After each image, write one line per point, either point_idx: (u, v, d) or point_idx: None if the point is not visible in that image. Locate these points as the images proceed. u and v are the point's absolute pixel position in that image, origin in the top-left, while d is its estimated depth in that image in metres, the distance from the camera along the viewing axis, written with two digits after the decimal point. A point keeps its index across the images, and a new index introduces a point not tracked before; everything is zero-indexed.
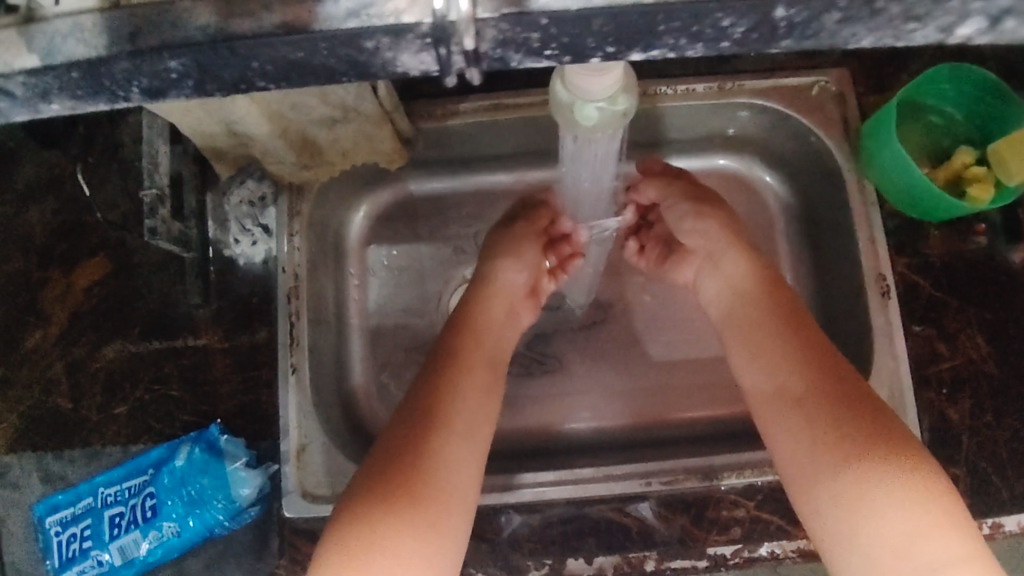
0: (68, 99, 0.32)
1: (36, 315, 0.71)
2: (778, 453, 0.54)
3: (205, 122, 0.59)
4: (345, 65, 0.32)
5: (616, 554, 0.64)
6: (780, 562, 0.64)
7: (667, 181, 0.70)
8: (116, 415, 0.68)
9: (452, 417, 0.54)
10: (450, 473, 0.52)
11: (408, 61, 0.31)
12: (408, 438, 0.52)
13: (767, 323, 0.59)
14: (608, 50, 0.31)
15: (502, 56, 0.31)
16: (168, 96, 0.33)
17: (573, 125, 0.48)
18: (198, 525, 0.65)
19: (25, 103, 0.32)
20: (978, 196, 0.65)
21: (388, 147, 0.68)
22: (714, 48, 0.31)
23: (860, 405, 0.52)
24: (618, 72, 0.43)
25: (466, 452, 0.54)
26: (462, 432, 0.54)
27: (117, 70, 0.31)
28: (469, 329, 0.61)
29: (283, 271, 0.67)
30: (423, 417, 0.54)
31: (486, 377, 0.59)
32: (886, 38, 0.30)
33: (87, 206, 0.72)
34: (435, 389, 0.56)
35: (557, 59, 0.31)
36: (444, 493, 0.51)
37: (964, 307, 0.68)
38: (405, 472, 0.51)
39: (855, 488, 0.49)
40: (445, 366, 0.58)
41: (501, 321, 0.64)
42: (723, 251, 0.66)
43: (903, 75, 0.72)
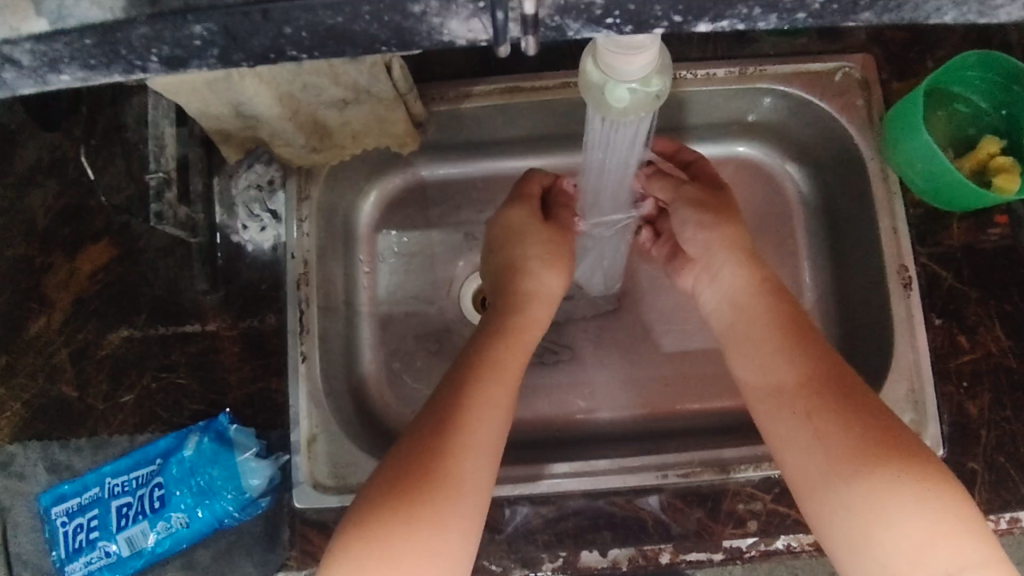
0: (79, 69, 0.31)
1: (40, 301, 0.70)
2: (788, 462, 0.53)
3: (214, 105, 0.57)
4: (389, 33, 0.30)
5: (631, 547, 0.62)
6: (797, 556, 0.62)
7: (675, 184, 0.68)
8: (122, 404, 0.67)
9: (474, 429, 0.52)
10: (468, 490, 0.50)
11: (457, 29, 0.30)
12: (417, 441, 0.51)
13: (792, 334, 0.57)
14: (675, 20, 0.29)
15: (560, 24, 0.29)
16: (190, 66, 0.31)
17: (604, 107, 0.46)
18: (207, 517, 0.64)
19: (33, 73, 0.31)
20: (1005, 186, 0.63)
21: (400, 130, 0.66)
22: (788, 20, 0.29)
23: (876, 416, 0.51)
24: (651, 52, 0.41)
25: (486, 467, 0.52)
26: (483, 447, 0.52)
27: (135, 36, 0.30)
28: (492, 337, 0.59)
29: (293, 257, 0.66)
30: (444, 429, 0.52)
31: (511, 387, 0.56)
32: (970, 13, 0.29)
33: (91, 190, 0.71)
34: (458, 398, 0.54)
35: (619, 29, 0.30)
36: (461, 511, 0.49)
37: (987, 299, 0.66)
38: (421, 488, 0.49)
39: (870, 496, 0.47)
40: (469, 374, 0.55)
41: (529, 327, 0.62)
42: (724, 259, 0.64)
43: (928, 60, 0.70)
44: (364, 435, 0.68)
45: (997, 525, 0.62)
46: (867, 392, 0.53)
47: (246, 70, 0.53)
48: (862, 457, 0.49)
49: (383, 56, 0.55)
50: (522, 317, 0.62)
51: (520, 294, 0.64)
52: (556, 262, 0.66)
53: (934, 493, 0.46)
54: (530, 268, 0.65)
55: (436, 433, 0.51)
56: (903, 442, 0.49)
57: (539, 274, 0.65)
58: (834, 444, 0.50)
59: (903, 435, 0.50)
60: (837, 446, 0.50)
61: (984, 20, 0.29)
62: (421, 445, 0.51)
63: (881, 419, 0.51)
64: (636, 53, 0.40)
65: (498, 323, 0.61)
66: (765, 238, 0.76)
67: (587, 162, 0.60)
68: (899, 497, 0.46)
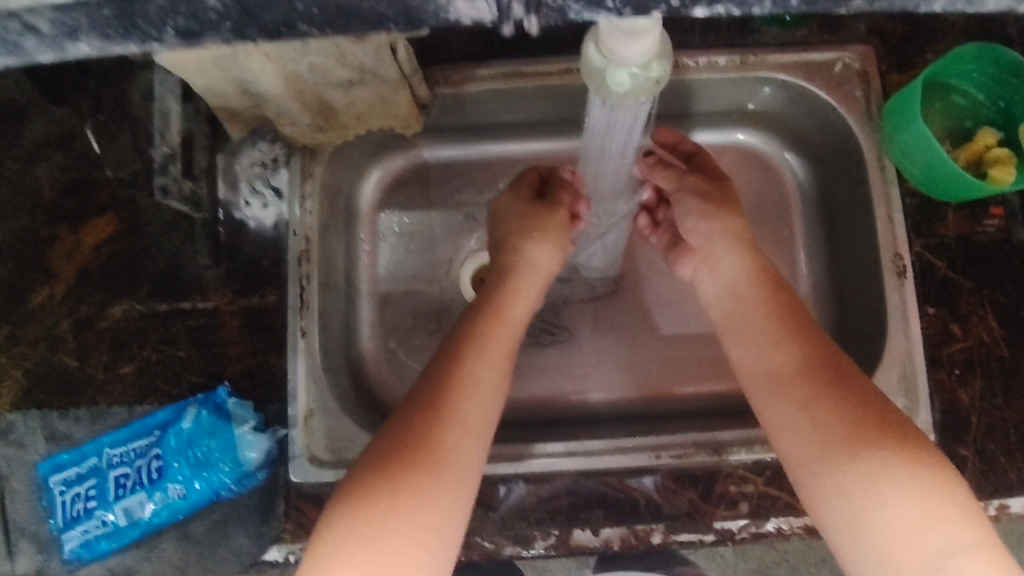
0: (97, 39, 0.30)
1: (43, 273, 0.70)
2: (782, 451, 0.54)
3: (219, 82, 0.58)
4: (396, 10, 0.30)
5: (624, 527, 0.64)
6: (786, 539, 0.64)
7: (678, 174, 0.69)
8: (122, 375, 0.68)
9: (463, 409, 0.53)
10: (458, 470, 0.51)
11: (462, 9, 0.30)
12: (412, 421, 0.52)
13: (786, 323, 0.58)
14: (673, 3, 0.29)
15: (561, 6, 0.30)
16: (204, 38, 0.31)
17: (604, 91, 0.47)
18: (204, 489, 0.66)
19: (51, 42, 0.30)
20: (999, 176, 0.63)
21: (404, 111, 0.66)
22: (783, 6, 0.29)
23: (865, 407, 0.52)
24: (653, 38, 0.41)
25: (475, 447, 0.53)
26: (473, 427, 0.53)
27: (151, 8, 0.29)
28: (481, 317, 0.60)
29: (294, 234, 0.66)
30: (434, 410, 0.52)
31: (500, 369, 0.57)
32: (959, 3, 0.29)
33: (96, 163, 0.71)
34: (448, 379, 0.54)
35: (618, 11, 0.30)
36: (451, 490, 0.50)
37: (979, 289, 0.67)
38: (412, 468, 0.50)
39: (862, 485, 0.48)
40: (458, 354, 0.56)
41: (517, 302, 0.62)
42: (721, 250, 0.65)
43: (928, 53, 0.70)
44: (362, 410, 0.69)
45: (985, 511, 0.63)
46: (858, 380, 0.54)
47: (252, 48, 0.53)
48: (853, 446, 0.50)
49: (386, 38, 0.55)
50: (515, 297, 0.63)
51: (511, 268, 0.65)
52: (554, 239, 0.66)
53: (924, 479, 0.47)
54: (524, 247, 0.65)
55: (424, 414, 0.52)
56: (889, 432, 0.50)
57: (528, 248, 0.65)
58: (820, 434, 0.51)
59: (888, 423, 0.51)
60: (830, 434, 0.51)
61: (973, 9, 0.30)
62: (412, 426, 0.51)
63: (866, 409, 0.52)
64: (635, 39, 0.41)
65: (487, 302, 0.61)
66: (763, 226, 0.77)
67: (590, 145, 0.61)
68: (887, 483, 0.47)
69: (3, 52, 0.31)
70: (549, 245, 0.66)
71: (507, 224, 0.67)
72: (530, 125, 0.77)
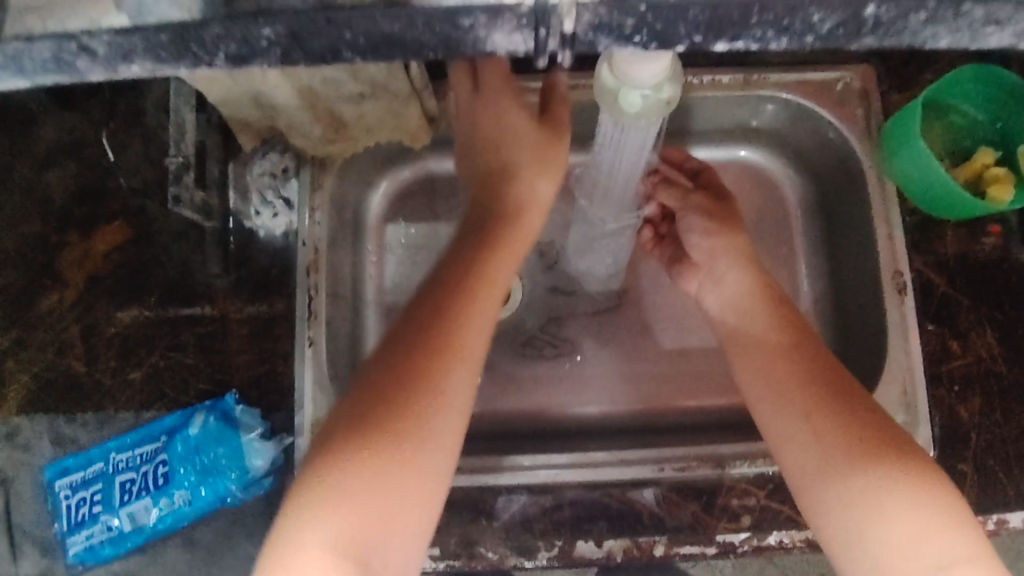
0: (150, 61, 0.31)
1: (53, 278, 0.71)
2: (784, 461, 0.55)
3: (234, 94, 0.59)
4: (437, 41, 0.30)
5: (627, 539, 0.64)
6: (788, 552, 0.64)
7: (683, 193, 0.71)
8: (130, 381, 0.68)
9: (455, 353, 0.51)
10: (446, 417, 0.49)
11: (500, 42, 0.30)
12: (394, 371, 0.49)
13: (785, 341, 0.60)
14: (696, 39, 0.30)
15: (593, 40, 0.30)
16: (253, 64, 0.31)
17: (616, 111, 0.48)
18: (209, 495, 0.66)
19: (105, 63, 0.30)
20: (999, 196, 0.64)
21: (413, 124, 0.67)
22: (798, 42, 0.30)
23: (868, 421, 0.52)
24: (665, 62, 0.43)
25: (464, 393, 0.51)
26: (463, 373, 0.51)
27: (208, 35, 0.30)
28: (480, 254, 0.56)
29: (303, 244, 0.67)
30: (424, 354, 0.50)
31: (493, 309, 0.54)
32: (963, 39, 0.30)
33: (108, 171, 0.72)
34: (440, 319, 0.51)
35: (644, 45, 0.30)
36: (438, 439, 0.49)
37: (978, 306, 0.68)
38: (398, 417, 0.48)
39: (863, 496, 0.49)
40: (453, 292, 0.53)
41: (517, 242, 0.58)
42: (723, 265, 0.67)
43: (927, 74, 0.72)
44: None
45: (986, 525, 0.64)
46: (860, 395, 0.54)
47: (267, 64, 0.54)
48: (855, 458, 0.51)
49: None
50: (512, 223, 0.59)
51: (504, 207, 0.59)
52: (553, 162, 0.61)
53: (924, 490, 0.48)
54: (523, 176, 0.60)
55: (414, 358, 0.50)
56: (890, 441, 0.51)
57: (530, 178, 0.60)
58: (823, 447, 0.52)
59: (888, 433, 0.52)
60: (832, 446, 0.52)
61: (975, 46, 0.31)
62: (399, 372, 0.49)
63: (868, 419, 0.53)
64: (649, 63, 0.42)
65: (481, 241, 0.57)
66: (765, 241, 0.78)
67: (597, 159, 0.62)
68: (887, 494, 0.48)
69: (55, 70, 0.31)
70: (558, 173, 0.61)
71: (509, 141, 0.60)
72: None
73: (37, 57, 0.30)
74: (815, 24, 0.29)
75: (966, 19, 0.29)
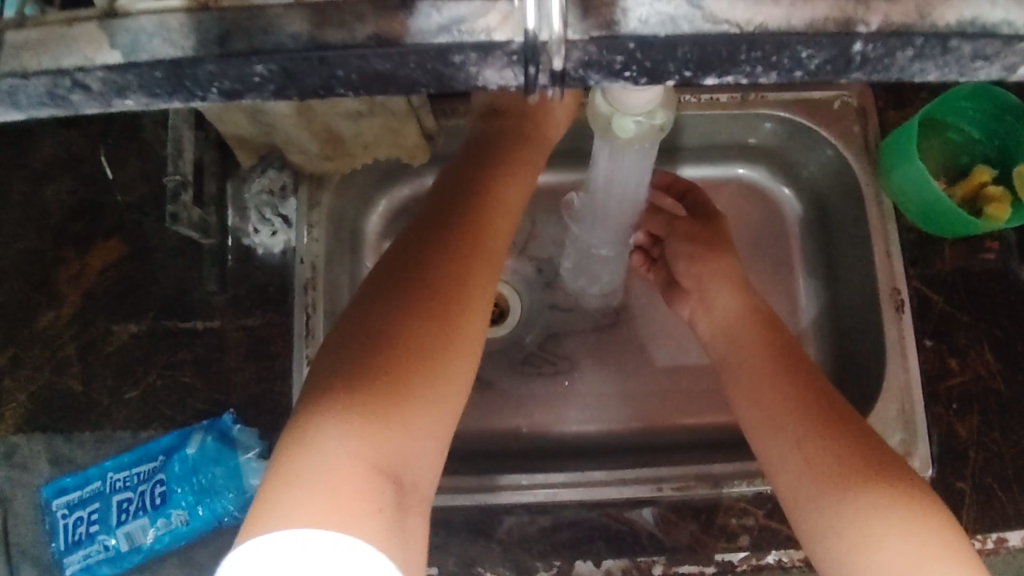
0: (145, 97, 0.30)
1: (51, 295, 0.71)
2: (779, 484, 0.55)
3: (232, 113, 0.59)
4: (430, 80, 0.29)
5: (625, 558, 0.64)
6: (788, 571, 0.64)
7: (669, 220, 0.73)
8: (127, 400, 0.68)
9: (461, 300, 0.48)
10: (451, 359, 0.46)
11: (491, 78, 0.29)
12: (400, 307, 0.47)
13: (777, 356, 0.60)
14: (685, 75, 0.29)
15: (583, 77, 0.29)
16: (246, 98, 0.30)
17: (610, 135, 0.48)
18: (207, 514, 0.65)
19: (99, 98, 0.30)
20: (995, 214, 0.65)
21: (411, 143, 0.68)
22: (787, 78, 0.30)
23: (861, 451, 0.52)
24: (656, 92, 0.43)
25: (470, 341, 0.48)
26: (472, 321, 0.49)
27: (202, 71, 0.29)
28: (478, 210, 0.54)
29: (301, 262, 0.67)
30: (430, 299, 0.47)
31: (495, 268, 0.52)
32: (951, 75, 0.30)
33: (105, 188, 0.72)
34: (446, 269, 0.49)
35: (634, 80, 0.30)
36: (440, 381, 0.45)
37: (976, 323, 0.68)
38: (402, 356, 0.45)
39: (854, 525, 0.49)
40: (455, 248, 0.51)
41: (505, 210, 0.55)
42: (712, 289, 0.67)
43: (924, 91, 0.72)
44: None
45: (984, 544, 0.64)
46: (853, 422, 0.54)
47: None
48: (847, 487, 0.51)
49: None
50: (511, 194, 0.57)
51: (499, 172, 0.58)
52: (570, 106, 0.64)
53: (914, 522, 0.47)
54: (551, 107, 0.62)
55: (421, 301, 0.47)
56: (880, 464, 0.51)
57: (524, 162, 0.60)
58: (815, 475, 0.52)
59: (877, 455, 0.52)
60: (824, 474, 0.52)
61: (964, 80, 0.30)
62: (404, 315, 0.46)
63: (855, 443, 0.53)
64: (641, 91, 0.42)
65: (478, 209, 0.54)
66: (762, 257, 0.78)
67: (594, 183, 0.62)
68: (877, 525, 0.48)
69: (49, 104, 0.30)
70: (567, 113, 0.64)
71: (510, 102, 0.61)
72: None
73: (32, 91, 0.30)
74: (804, 60, 0.29)
75: (954, 55, 0.29)
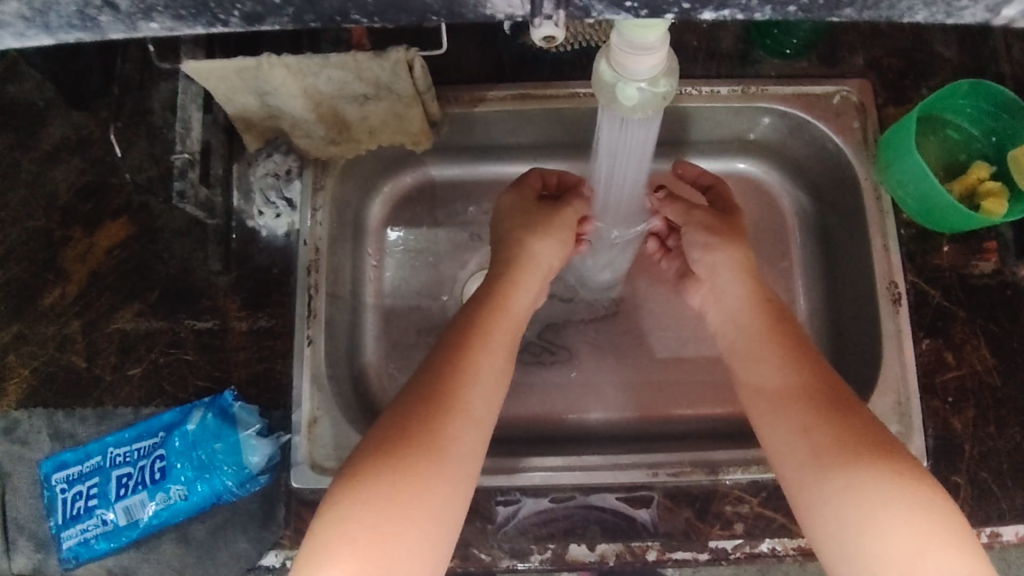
0: (169, 18, 0.33)
1: (56, 273, 0.72)
2: (785, 474, 0.55)
3: (239, 91, 0.60)
4: (440, 4, 0.33)
5: (620, 543, 0.64)
6: (781, 560, 0.64)
7: (686, 208, 0.71)
8: (130, 376, 0.69)
9: (463, 404, 0.55)
10: (457, 471, 0.52)
11: (498, 5, 0.33)
12: (403, 417, 0.53)
13: (780, 340, 0.61)
14: (683, 6, 0.33)
15: (586, 5, 0.33)
16: (265, 22, 0.34)
17: (614, 103, 0.49)
18: (206, 491, 0.65)
19: (126, 19, 0.33)
20: (993, 209, 0.65)
21: (415, 127, 0.68)
22: (781, 11, 0.33)
23: (865, 443, 0.52)
24: (661, 55, 0.44)
25: (474, 429, 0.54)
26: (473, 420, 0.55)
27: None
28: (506, 283, 0.64)
29: (305, 244, 0.69)
30: (436, 403, 0.54)
31: (501, 359, 0.59)
32: (939, 14, 0.32)
33: (114, 168, 0.73)
34: (452, 369, 0.56)
35: (635, 12, 0.33)
36: (451, 483, 0.52)
37: (971, 319, 0.69)
38: (414, 456, 0.51)
39: (859, 513, 0.49)
40: (461, 345, 0.58)
41: (517, 296, 0.64)
42: (726, 282, 0.67)
43: (923, 88, 0.73)
44: (363, 420, 0.70)
45: (979, 538, 0.64)
46: (859, 413, 0.55)
47: (275, 58, 0.57)
48: (849, 476, 0.51)
49: (403, 53, 0.59)
50: (537, 246, 0.67)
51: (513, 261, 0.66)
52: (556, 236, 0.68)
53: (915, 513, 0.48)
54: (527, 241, 0.67)
55: (426, 399, 0.54)
56: (883, 446, 0.52)
57: (533, 241, 0.67)
58: (820, 461, 0.53)
59: (881, 438, 0.53)
60: (829, 462, 0.52)
61: (951, 20, 0.33)
62: (417, 417, 0.53)
63: (860, 426, 0.54)
64: (644, 54, 0.43)
65: (491, 290, 0.63)
66: (761, 252, 0.79)
67: (599, 158, 0.63)
68: (878, 512, 0.49)
69: (79, 26, 0.33)
70: (549, 240, 0.68)
71: (509, 225, 0.69)
72: (538, 148, 0.79)
73: (63, 11, 0.32)
74: None
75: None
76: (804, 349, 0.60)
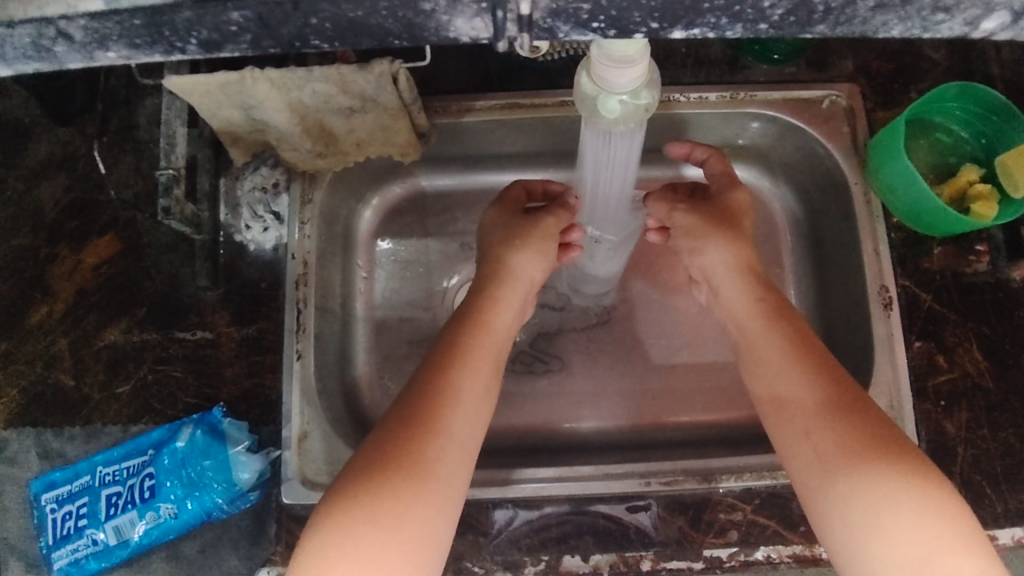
0: (125, 47, 0.34)
1: (42, 291, 0.71)
2: (793, 472, 0.55)
3: (224, 106, 0.60)
4: (401, 28, 0.33)
5: (613, 553, 0.64)
6: (775, 567, 0.64)
7: (668, 209, 0.69)
8: (117, 395, 0.68)
9: (446, 425, 0.54)
10: (439, 494, 0.51)
11: (461, 27, 0.33)
12: (385, 439, 0.53)
13: (777, 331, 0.60)
14: (651, 26, 0.33)
15: (552, 26, 0.33)
16: (223, 49, 0.35)
17: (596, 116, 0.49)
18: (196, 509, 0.65)
19: (83, 49, 0.34)
20: (982, 212, 0.65)
21: (402, 139, 0.68)
22: (752, 29, 0.33)
23: (870, 442, 0.52)
24: (640, 69, 0.44)
25: (457, 449, 0.54)
26: (457, 440, 0.54)
27: (180, 19, 0.33)
28: (489, 296, 0.63)
29: (293, 257, 0.68)
30: (415, 425, 0.53)
31: (485, 375, 0.58)
32: (915, 29, 0.33)
33: (100, 185, 0.73)
34: (435, 389, 0.55)
35: (603, 34, 0.34)
36: (433, 506, 0.51)
37: (963, 322, 0.69)
38: (396, 478, 0.50)
39: (864, 518, 0.49)
40: (443, 364, 0.57)
41: (501, 311, 0.63)
42: (721, 276, 0.66)
43: (912, 92, 0.73)
44: (354, 434, 0.69)
45: None
46: (868, 409, 0.54)
47: (258, 72, 0.57)
48: (854, 479, 0.51)
49: (387, 65, 0.58)
50: (516, 253, 0.66)
51: (493, 277, 0.65)
52: (536, 248, 0.66)
53: (922, 516, 0.48)
54: (506, 256, 0.66)
55: (408, 420, 0.53)
56: (891, 444, 0.52)
57: (510, 254, 0.66)
58: (824, 462, 0.52)
59: (890, 437, 0.52)
60: (834, 464, 0.52)
61: (927, 36, 0.33)
62: (399, 439, 0.52)
63: (867, 424, 0.53)
64: (624, 68, 0.43)
65: (474, 306, 0.63)
66: None
67: (586, 166, 0.62)
68: (882, 517, 0.48)
69: (36, 56, 0.34)
70: (531, 253, 0.66)
71: (494, 237, 0.68)
72: (527, 156, 0.79)
73: (19, 42, 0.33)
74: (767, 13, 0.32)
75: (914, 6, 0.31)
76: (806, 342, 0.59)
